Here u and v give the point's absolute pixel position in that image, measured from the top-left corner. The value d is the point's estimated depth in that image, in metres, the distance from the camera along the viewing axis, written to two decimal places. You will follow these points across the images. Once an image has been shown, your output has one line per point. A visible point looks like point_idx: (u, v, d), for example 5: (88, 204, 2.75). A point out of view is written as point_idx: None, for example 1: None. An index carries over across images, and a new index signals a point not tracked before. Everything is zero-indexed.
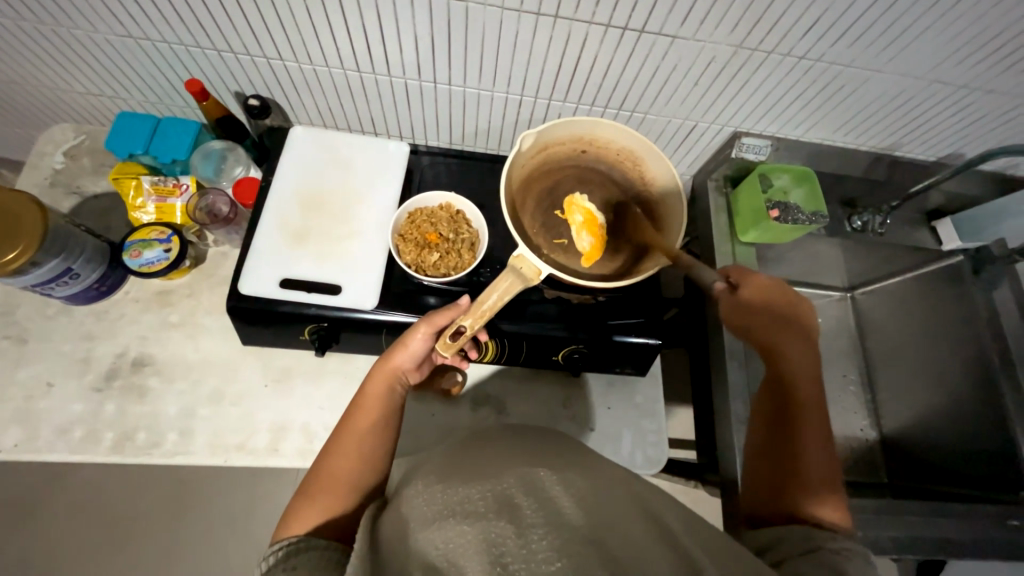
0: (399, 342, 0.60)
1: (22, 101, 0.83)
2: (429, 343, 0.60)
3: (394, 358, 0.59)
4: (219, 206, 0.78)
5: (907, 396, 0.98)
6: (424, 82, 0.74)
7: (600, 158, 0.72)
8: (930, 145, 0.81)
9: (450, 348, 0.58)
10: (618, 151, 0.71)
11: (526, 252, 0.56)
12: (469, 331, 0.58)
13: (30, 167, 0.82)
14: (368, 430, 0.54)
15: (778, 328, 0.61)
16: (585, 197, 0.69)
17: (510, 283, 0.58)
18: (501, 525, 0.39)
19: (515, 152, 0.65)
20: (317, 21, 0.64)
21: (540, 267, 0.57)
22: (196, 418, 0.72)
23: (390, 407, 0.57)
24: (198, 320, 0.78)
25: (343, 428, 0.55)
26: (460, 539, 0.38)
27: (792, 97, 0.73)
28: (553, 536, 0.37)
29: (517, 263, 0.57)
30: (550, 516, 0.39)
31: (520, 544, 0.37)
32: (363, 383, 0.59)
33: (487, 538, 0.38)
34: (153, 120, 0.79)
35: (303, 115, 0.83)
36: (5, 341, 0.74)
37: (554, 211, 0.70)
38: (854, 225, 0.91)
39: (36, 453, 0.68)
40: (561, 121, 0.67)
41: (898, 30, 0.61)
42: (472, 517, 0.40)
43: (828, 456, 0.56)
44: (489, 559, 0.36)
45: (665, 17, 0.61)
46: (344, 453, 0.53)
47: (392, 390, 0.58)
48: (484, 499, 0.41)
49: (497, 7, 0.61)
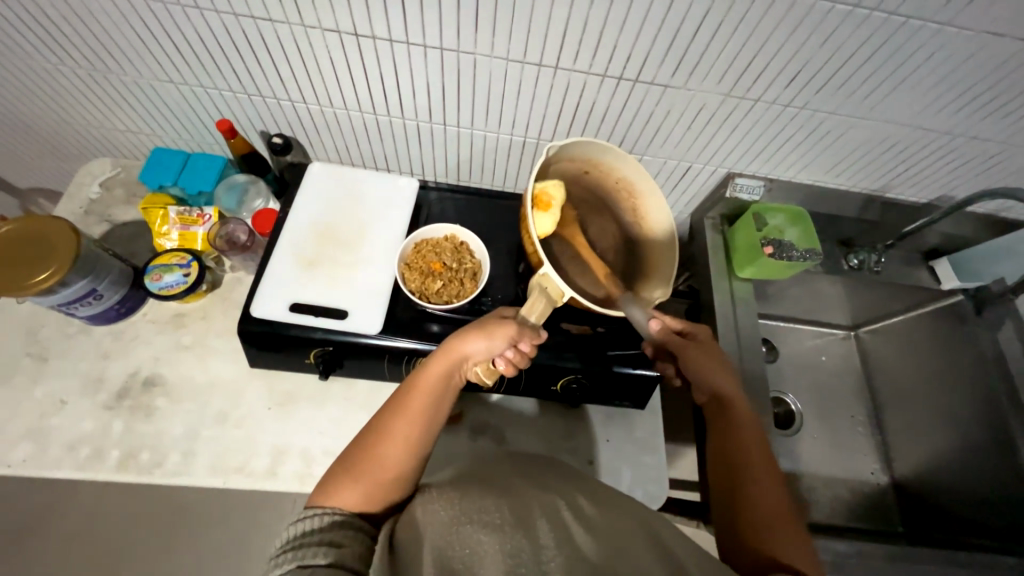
0: (474, 334, 0.60)
1: (67, 136, 0.90)
2: (500, 346, 0.60)
3: (465, 348, 0.60)
4: (238, 235, 0.82)
5: (916, 437, 0.98)
6: (435, 124, 0.79)
7: (601, 184, 0.74)
8: (921, 187, 0.83)
9: (491, 376, 0.64)
10: (618, 180, 0.73)
11: (551, 272, 0.61)
12: (530, 354, 0.63)
13: (69, 197, 0.89)
14: (419, 421, 0.56)
15: (714, 372, 0.67)
16: (548, 184, 0.67)
17: (542, 304, 0.63)
18: (518, 539, 0.43)
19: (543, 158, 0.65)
20: (339, 68, 0.71)
21: (563, 289, 0.62)
22: (199, 440, 0.74)
23: (444, 403, 0.58)
24: (208, 343, 0.81)
25: (398, 410, 0.56)
26: (478, 545, 0.42)
27: (782, 141, 0.76)
28: (564, 558, 0.42)
29: (543, 282, 0.62)
30: (562, 541, 0.43)
31: (536, 560, 0.41)
32: (423, 362, 0.60)
33: (505, 549, 0.42)
34: (184, 155, 0.86)
35: (322, 152, 0.89)
36: (26, 359, 0.77)
37: (536, 200, 0.66)
38: (851, 262, 0.94)
39: (44, 469, 0.70)
40: (576, 141, 0.68)
41: (876, 82, 0.65)
42: (489, 528, 0.44)
43: (787, 503, 0.55)
44: (507, 566, 0.40)
45: (658, 67, 0.66)
46: (393, 439, 0.55)
47: (447, 379, 0.59)
48: (502, 513, 0.45)
49: (503, 59, 0.67)
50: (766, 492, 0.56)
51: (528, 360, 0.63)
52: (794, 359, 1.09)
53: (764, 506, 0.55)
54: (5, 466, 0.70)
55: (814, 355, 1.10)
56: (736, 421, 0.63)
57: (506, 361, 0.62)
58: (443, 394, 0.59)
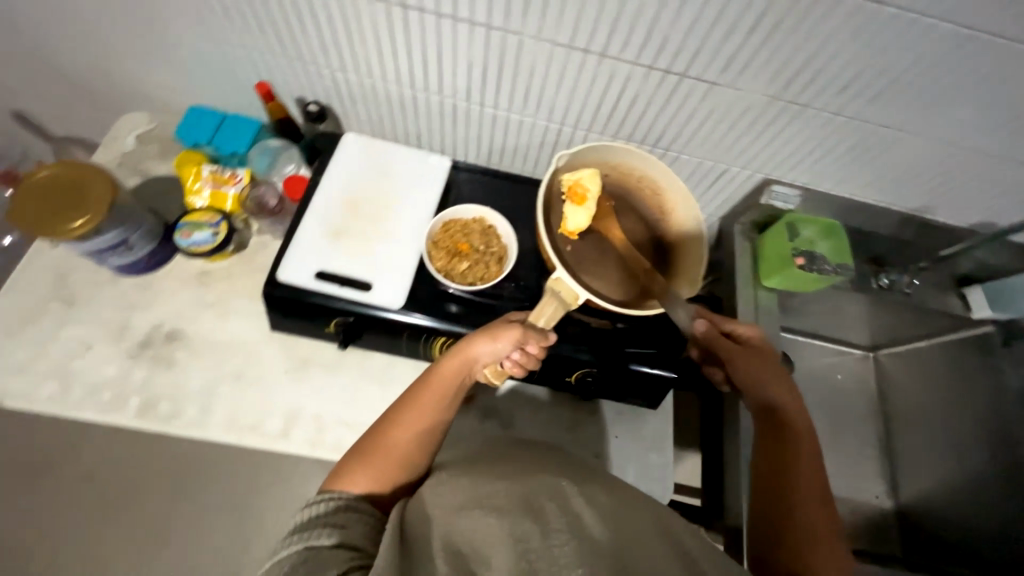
0: (487, 334, 0.61)
1: (107, 85, 0.91)
2: (512, 349, 0.60)
3: (478, 348, 0.60)
4: (268, 199, 0.84)
5: (924, 465, 0.97)
6: (472, 104, 0.78)
7: (622, 185, 0.73)
8: (962, 211, 0.81)
9: (499, 378, 0.63)
10: (639, 178, 0.73)
11: (564, 277, 0.60)
12: (540, 356, 0.62)
13: (105, 146, 0.90)
14: (431, 413, 0.57)
15: (760, 375, 0.67)
16: (583, 177, 0.68)
17: (554, 309, 0.61)
18: (527, 524, 0.43)
19: (552, 168, 0.67)
20: (382, 40, 0.70)
21: (577, 292, 0.61)
22: (216, 395, 0.75)
23: (454, 399, 0.59)
24: (231, 303, 0.82)
25: (412, 402, 0.57)
26: (487, 530, 0.43)
27: (824, 150, 0.74)
28: (575, 544, 0.41)
29: (556, 287, 0.61)
30: (570, 523, 0.43)
31: (545, 546, 0.41)
32: (439, 358, 0.61)
33: (513, 533, 0.42)
34: (218, 116, 0.86)
35: (355, 124, 0.88)
36: (56, 301, 0.79)
37: (570, 192, 0.67)
38: (881, 283, 0.92)
39: (69, 409, 0.73)
40: (589, 147, 0.70)
41: (933, 96, 0.63)
42: (499, 512, 0.44)
43: (828, 511, 0.56)
44: (515, 550, 0.41)
45: (707, 63, 0.64)
46: (405, 428, 0.56)
47: (460, 376, 0.60)
48: (510, 497, 0.46)
49: (550, 42, 0.66)
50: (802, 498, 0.57)
51: (538, 362, 0.62)
52: (809, 375, 1.07)
53: (798, 513, 0.56)
54: (31, 402, 0.73)
55: (829, 372, 1.09)
56: (780, 425, 0.63)
57: (514, 363, 0.61)
58: (456, 391, 0.59)
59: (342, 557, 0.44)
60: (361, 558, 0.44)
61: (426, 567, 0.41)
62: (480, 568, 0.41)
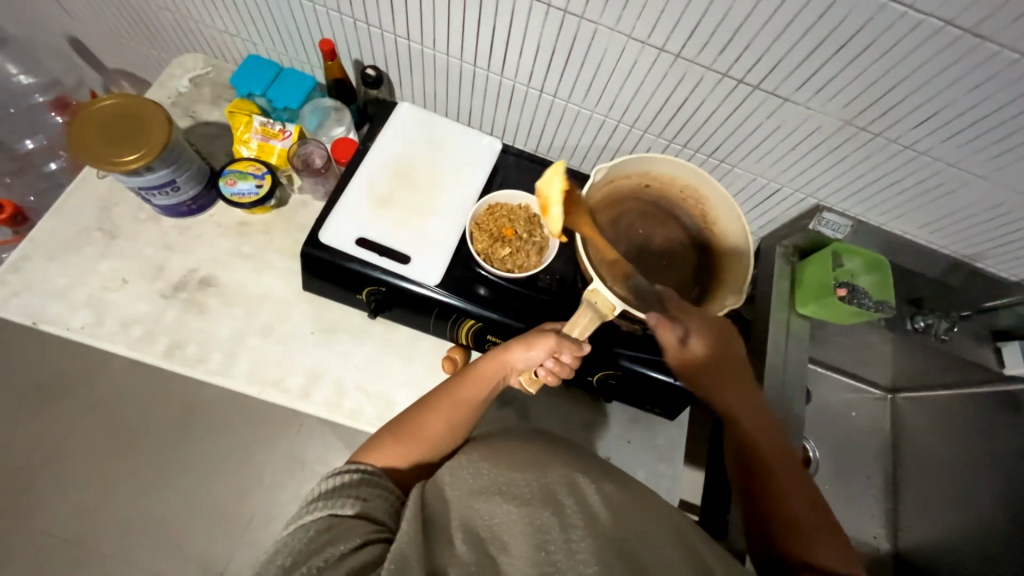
0: (525, 339, 0.61)
1: (168, 25, 0.91)
2: (547, 357, 0.60)
3: (514, 353, 0.61)
4: (314, 159, 0.82)
5: (929, 514, 0.95)
6: (532, 89, 0.77)
7: (663, 194, 0.70)
8: (1018, 265, 0.76)
9: (533, 385, 0.63)
10: (682, 188, 0.69)
11: (600, 288, 0.53)
12: (574, 366, 0.60)
13: (160, 85, 0.90)
14: (461, 407, 0.58)
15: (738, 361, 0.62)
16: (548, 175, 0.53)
17: (589, 318, 0.56)
18: (547, 516, 0.43)
19: (587, 185, 0.64)
20: (453, 13, 0.69)
21: (615, 303, 0.54)
22: (242, 346, 0.76)
23: (486, 398, 0.60)
24: (266, 257, 0.82)
25: (447, 392, 0.59)
26: (507, 517, 0.44)
27: (885, 183, 0.72)
28: (592, 541, 0.42)
29: (591, 297, 0.54)
30: (587, 518, 0.44)
31: (564, 539, 0.42)
32: (478, 357, 0.62)
33: (533, 523, 0.43)
34: (275, 68, 0.85)
35: (408, 94, 0.88)
36: (98, 233, 0.80)
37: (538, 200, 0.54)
38: (916, 325, 0.90)
39: (99, 339, 0.74)
40: (631, 157, 0.66)
41: (1015, 142, 0.60)
42: (518, 501, 0.45)
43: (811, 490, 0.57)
44: (536, 541, 0.42)
45: (784, 79, 0.62)
46: (435, 415, 0.57)
47: (495, 377, 0.60)
48: (530, 487, 0.46)
49: (625, 35, 0.64)
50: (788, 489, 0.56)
51: (571, 372, 0.61)
52: (824, 408, 1.07)
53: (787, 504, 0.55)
54: (66, 329, 0.74)
55: (844, 409, 1.08)
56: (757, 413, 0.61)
57: (547, 371, 0.60)
58: (489, 390, 0.60)
59: (364, 529, 0.45)
60: (382, 531, 0.45)
61: (447, 550, 0.42)
62: (500, 555, 0.42)
